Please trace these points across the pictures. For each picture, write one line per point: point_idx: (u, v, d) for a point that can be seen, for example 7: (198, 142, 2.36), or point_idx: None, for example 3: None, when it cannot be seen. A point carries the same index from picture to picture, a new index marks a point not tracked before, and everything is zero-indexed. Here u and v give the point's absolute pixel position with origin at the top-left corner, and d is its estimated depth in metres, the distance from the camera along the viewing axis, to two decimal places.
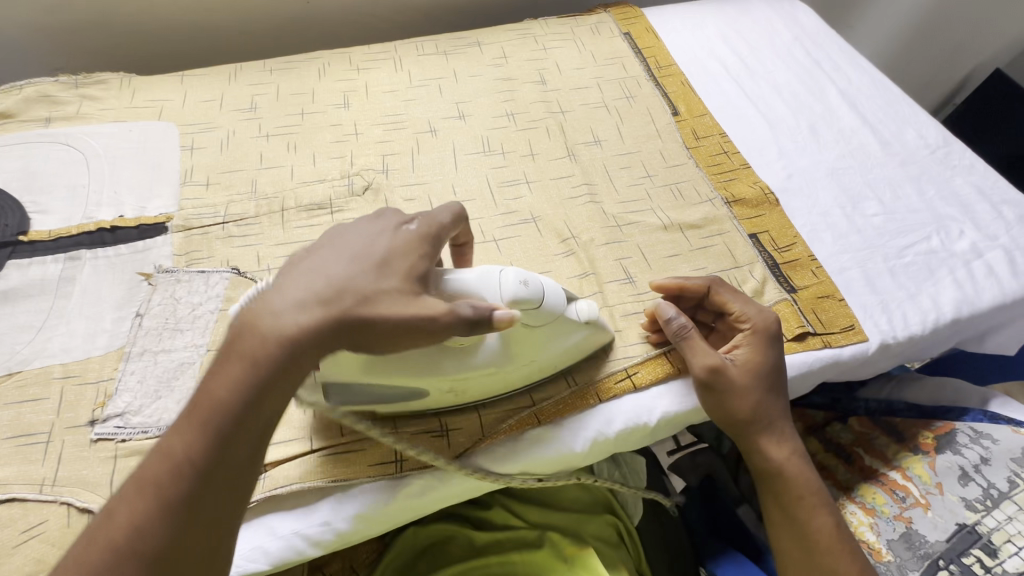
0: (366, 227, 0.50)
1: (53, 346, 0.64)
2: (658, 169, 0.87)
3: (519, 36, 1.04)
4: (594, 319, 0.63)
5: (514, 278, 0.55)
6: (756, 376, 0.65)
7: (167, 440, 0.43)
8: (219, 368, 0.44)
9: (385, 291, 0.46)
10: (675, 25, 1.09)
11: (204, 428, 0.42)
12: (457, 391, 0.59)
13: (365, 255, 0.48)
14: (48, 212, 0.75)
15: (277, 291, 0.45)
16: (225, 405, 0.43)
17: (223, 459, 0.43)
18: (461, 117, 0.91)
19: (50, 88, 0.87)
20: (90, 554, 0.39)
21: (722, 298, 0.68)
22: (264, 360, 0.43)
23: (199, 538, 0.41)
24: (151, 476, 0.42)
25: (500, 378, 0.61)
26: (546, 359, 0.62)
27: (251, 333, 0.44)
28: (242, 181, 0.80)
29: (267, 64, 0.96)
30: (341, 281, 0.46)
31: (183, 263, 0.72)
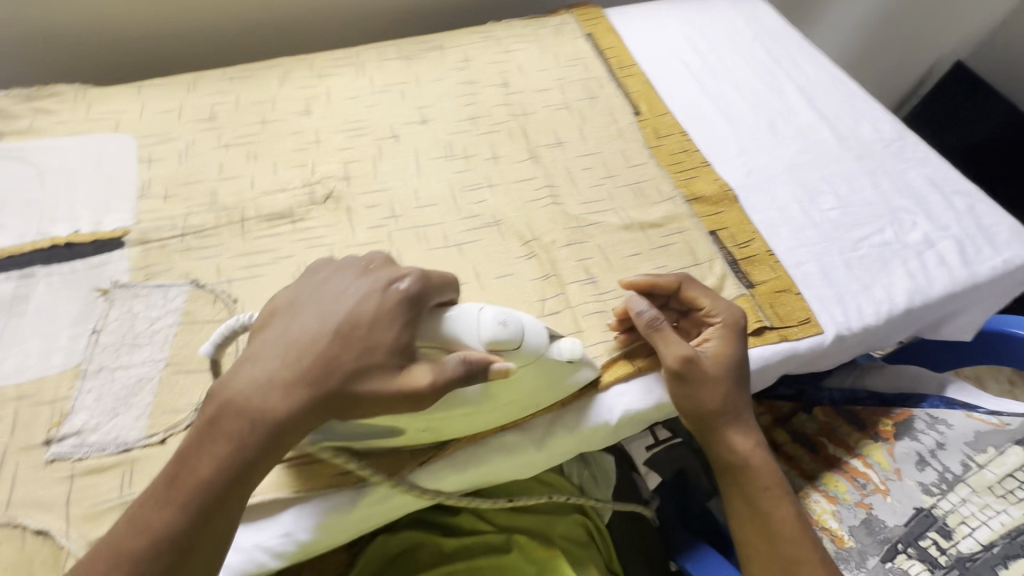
0: (352, 288, 0.51)
1: (6, 366, 0.63)
2: (620, 169, 0.88)
3: (482, 39, 1.04)
4: (578, 357, 0.60)
5: (492, 319, 0.53)
6: (725, 368, 0.65)
7: (147, 513, 0.44)
8: (203, 438, 0.46)
9: (367, 368, 0.48)
10: (637, 25, 1.10)
11: (187, 505, 0.44)
12: (432, 429, 0.58)
13: (348, 328, 0.49)
14: (1, 229, 0.74)
15: (261, 373, 0.47)
16: (210, 485, 0.45)
17: (200, 531, 0.45)
18: (424, 122, 0.91)
19: (1, 102, 0.86)
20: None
21: (693, 293, 0.69)
22: (249, 445, 0.46)
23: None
24: (129, 550, 0.43)
25: (474, 419, 0.59)
26: (528, 391, 0.60)
27: (237, 418, 0.46)
28: (201, 192, 0.80)
29: (226, 73, 0.95)
30: (324, 360, 0.47)
31: (141, 277, 0.71)
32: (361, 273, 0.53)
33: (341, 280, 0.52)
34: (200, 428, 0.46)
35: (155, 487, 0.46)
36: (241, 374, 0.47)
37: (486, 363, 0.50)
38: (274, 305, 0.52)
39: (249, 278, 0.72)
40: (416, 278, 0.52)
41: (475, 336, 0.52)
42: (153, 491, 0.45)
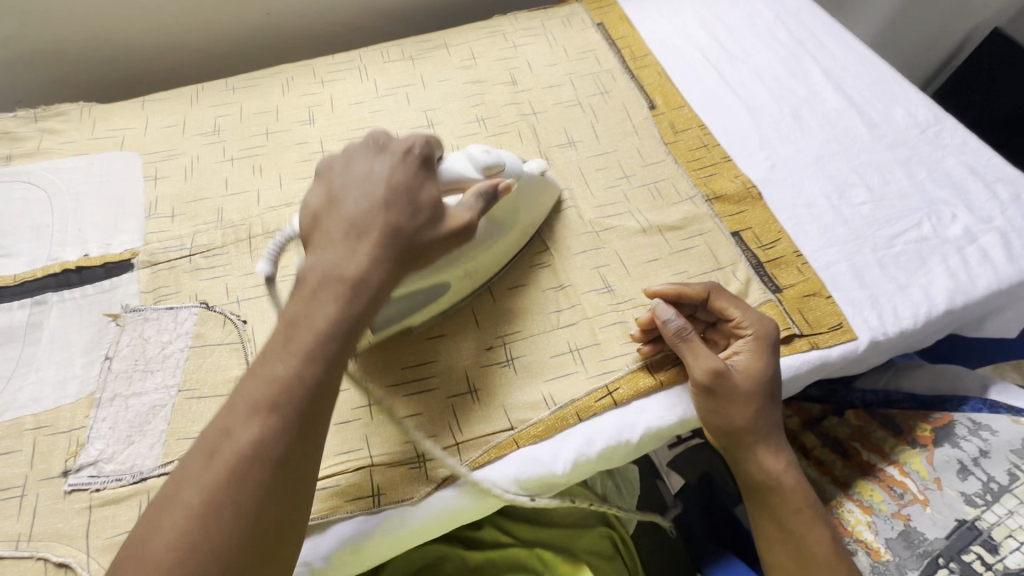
0: (383, 162, 0.55)
1: (23, 396, 0.64)
2: (636, 167, 0.84)
3: (488, 35, 1.00)
4: (545, 171, 0.75)
5: (478, 151, 0.65)
6: (756, 384, 0.62)
7: (269, 368, 0.45)
8: (300, 305, 0.48)
9: (425, 226, 0.54)
10: (650, 12, 1.05)
11: (310, 357, 0.46)
12: (470, 275, 0.69)
13: (399, 197, 0.53)
14: (13, 256, 0.74)
15: (339, 243, 0.50)
16: (327, 337, 0.47)
17: (327, 377, 0.47)
18: (430, 126, 0.88)
19: (9, 125, 0.86)
20: (218, 466, 0.42)
21: (722, 301, 0.65)
22: (355, 301, 0.48)
23: (311, 451, 0.45)
24: (261, 400, 0.44)
25: (496, 253, 0.70)
26: (525, 220, 0.73)
27: (336, 278, 0.48)
28: (207, 210, 0.78)
29: (229, 84, 0.93)
30: (389, 227, 0.51)
31: (150, 301, 0.70)
32: (378, 150, 0.56)
33: (368, 158, 0.56)
34: (299, 297, 0.48)
35: (270, 350, 0.46)
36: (324, 246, 0.50)
37: (494, 188, 0.61)
38: (312, 207, 0.54)
39: (258, 298, 0.71)
40: (424, 141, 0.58)
41: (472, 167, 0.63)
42: (267, 353, 0.46)
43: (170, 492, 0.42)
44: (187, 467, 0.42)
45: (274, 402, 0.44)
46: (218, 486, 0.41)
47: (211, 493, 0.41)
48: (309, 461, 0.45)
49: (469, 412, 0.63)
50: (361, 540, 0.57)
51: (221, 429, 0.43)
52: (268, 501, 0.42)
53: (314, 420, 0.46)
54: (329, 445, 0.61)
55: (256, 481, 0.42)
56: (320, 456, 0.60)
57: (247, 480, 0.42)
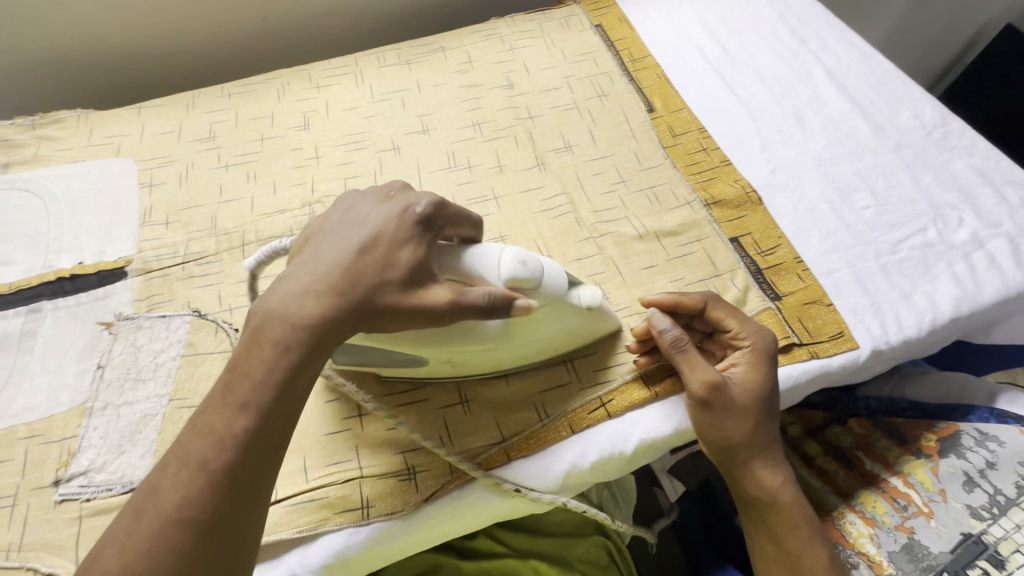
0: (374, 211, 0.52)
1: (17, 405, 0.64)
2: (633, 172, 0.83)
3: (485, 37, 0.99)
4: (598, 305, 0.61)
5: (512, 257, 0.53)
6: (754, 397, 0.61)
7: (206, 418, 0.42)
8: (246, 349, 0.45)
9: (389, 284, 0.48)
10: (650, 13, 1.03)
11: (246, 407, 0.43)
12: (454, 362, 0.61)
13: (370, 248, 0.49)
14: (9, 264, 0.74)
15: (294, 284, 0.47)
16: (268, 385, 0.43)
17: (265, 430, 0.43)
18: (426, 131, 0.87)
19: (8, 132, 0.86)
20: (140, 527, 0.39)
21: (719, 313, 0.64)
22: (296, 347, 0.44)
23: (241, 518, 0.41)
24: (195, 453, 0.41)
25: (495, 355, 0.61)
26: (546, 336, 0.62)
27: (281, 322, 0.45)
28: (201, 217, 0.78)
29: (225, 89, 0.93)
30: (348, 274, 0.47)
31: (144, 309, 0.70)
32: (383, 199, 0.53)
33: (364, 206, 0.53)
34: (244, 342, 0.45)
35: (210, 399, 0.44)
36: (279, 287, 0.47)
37: (510, 301, 0.52)
38: (308, 233, 0.53)
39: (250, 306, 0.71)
40: (430, 200, 0.52)
41: (495, 275, 0.53)
42: (206, 403, 0.43)
43: (92, 557, 0.38)
44: (114, 523, 0.40)
45: (208, 459, 0.41)
46: (137, 551, 0.38)
47: (132, 559, 0.37)
48: (241, 528, 0.41)
49: (461, 423, 0.62)
50: (351, 550, 0.56)
51: (153, 485, 0.41)
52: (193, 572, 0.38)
53: (249, 477, 0.42)
54: (319, 455, 0.60)
55: (175, 549, 0.38)
56: (310, 466, 0.60)
57: (165, 544, 0.38)
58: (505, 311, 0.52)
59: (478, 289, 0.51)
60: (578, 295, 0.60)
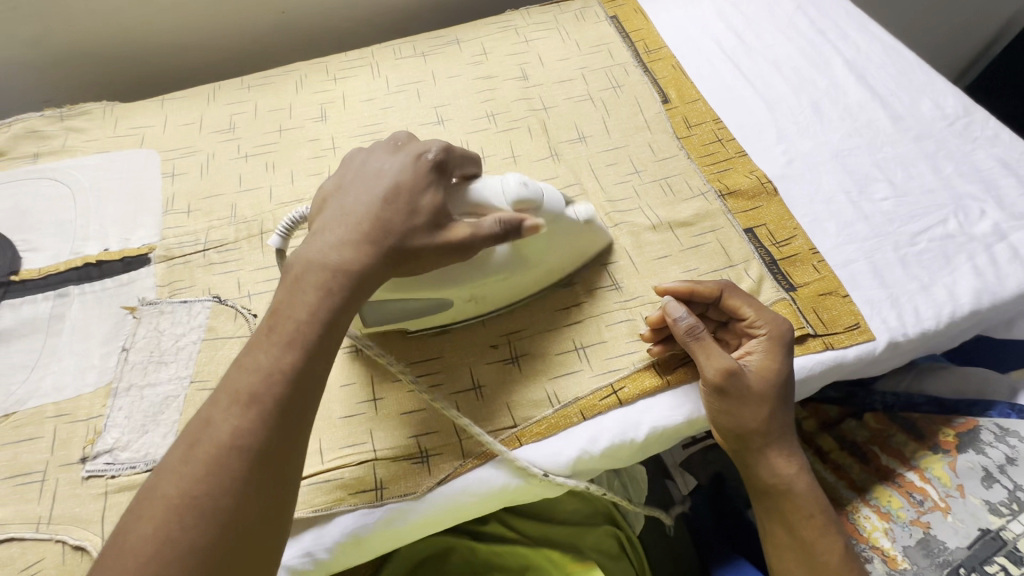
0: (388, 162, 0.56)
1: (46, 385, 0.66)
2: (647, 163, 0.83)
3: (500, 30, 1.00)
4: (594, 220, 0.69)
5: (514, 181, 0.61)
6: (769, 385, 0.61)
7: (252, 356, 0.45)
8: (290, 296, 0.48)
9: (417, 230, 0.53)
10: (665, 4, 1.03)
11: (292, 344, 0.46)
12: (476, 298, 0.66)
13: (397, 194, 0.54)
14: (38, 250, 0.77)
15: (332, 234, 0.51)
16: (310, 325, 0.47)
17: (311, 366, 0.46)
18: (440, 122, 0.88)
19: (37, 123, 0.89)
20: (196, 455, 0.41)
21: (737, 302, 0.64)
22: (340, 289, 0.49)
23: (288, 448, 0.44)
24: (242, 390, 0.44)
25: (506, 288, 0.67)
26: (551, 263, 0.68)
27: (322, 268, 0.49)
28: (221, 206, 0.80)
29: (245, 82, 0.95)
30: (380, 223, 0.52)
31: (166, 294, 0.72)
32: (392, 151, 0.58)
33: (376, 159, 0.57)
34: (286, 286, 0.49)
35: (255, 341, 0.47)
36: (316, 237, 0.51)
37: (520, 222, 0.58)
38: (324, 195, 0.56)
39: (269, 293, 0.72)
40: (440, 147, 0.58)
41: (503, 198, 0.60)
42: (252, 344, 0.46)
43: (148, 485, 0.41)
44: (169, 454, 0.42)
45: (256, 392, 0.44)
46: (195, 478, 0.40)
47: (188, 485, 0.40)
48: (288, 456, 0.44)
49: (473, 408, 0.63)
50: (367, 528, 0.58)
51: (203, 420, 0.43)
52: (249, 503, 0.41)
53: (296, 414, 0.45)
54: (335, 438, 0.61)
55: (231, 475, 0.41)
56: (325, 449, 0.61)
57: (220, 474, 0.41)
58: (517, 235, 0.58)
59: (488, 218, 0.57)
60: (575, 211, 0.68)
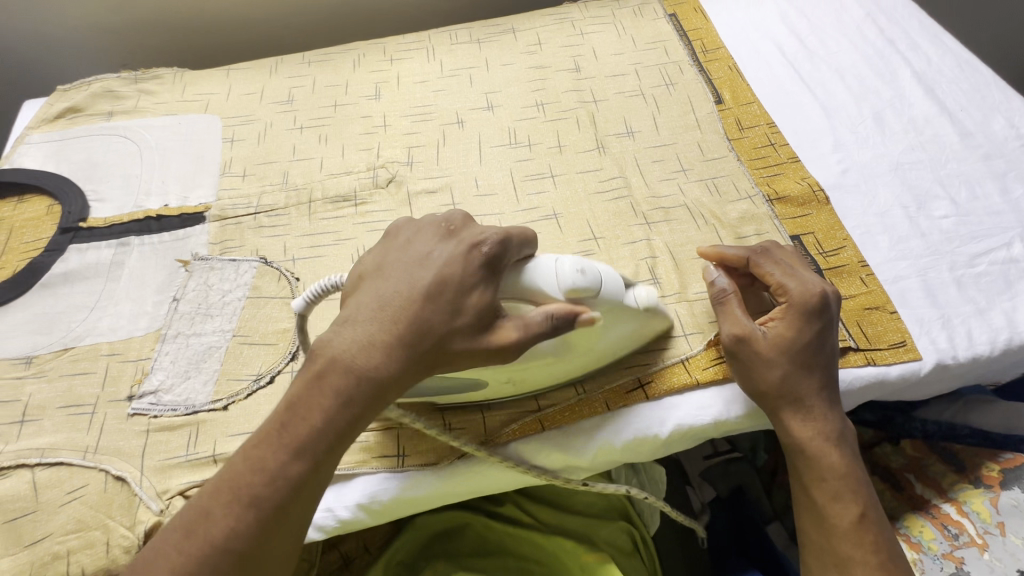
0: (438, 249, 0.53)
1: (102, 326, 0.70)
2: (694, 162, 0.81)
3: (556, 21, 1.00)
4: (653, 305, 0.61)
5: (570, 267, 0.54)
6: (790, 352, 0.59)
7: (261, 453, 0.48)
8: (313, 395, 0.49)
9: (462, 329, 0.50)
10: (727, 4, 1.01)
11: (302, 450, 0.48)
12: (515, 380, 0.59)
13: (436, 292, 0.51)
14: (106, 201, 0.82)
15: (362, 328, 0.50)
16: (326, 433, 0.48)
17: (318, 471, 0.48)
18: (490, 107, 0.89)
19: (114, 85, 0.95)
20: (189, 549, 0.45)
21: (761, 265, 0.63)
22: (358, 399, 0.49)
23: (278, 548, 0.47)
24: (244, 492, 0.46)
25: (555, 368, 0.60)
26: (604, 346, 0.61)
27: (347, 369, 0.49)
28: (274, 173, 0.83)
29: (306, 57, 0.98)
30: (423, 323, 0.50)
31: (217, 252, 0.76)
32: (444, 235, 0.55)
33: (426, 242, 0.54)
34: (305, 383, 0.49)
35: (266, 434, 0.49)
36: (349, 326, 0.51)
37: (572, 315, 0.52)
38: (362, 270, 0.55)
39: (312, 258, 0.75)
40: (496, 237, 0.53)
41: (555, 286, 0.54)
42: (263, 435, 0.49)
43: (148, 562, 0.45)
44: (167, 541, 0.46)
45: (255, 494, 0.46)
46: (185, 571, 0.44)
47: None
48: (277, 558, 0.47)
49: None
50: (377, 496, 0.59)
51: (202, 512, 0.46)
52: None
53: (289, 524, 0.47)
54: None
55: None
56: None
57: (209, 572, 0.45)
58: (568, 327, 0.52)
59: (537, 311, 0.52)
60: (635, 298, 0.60)
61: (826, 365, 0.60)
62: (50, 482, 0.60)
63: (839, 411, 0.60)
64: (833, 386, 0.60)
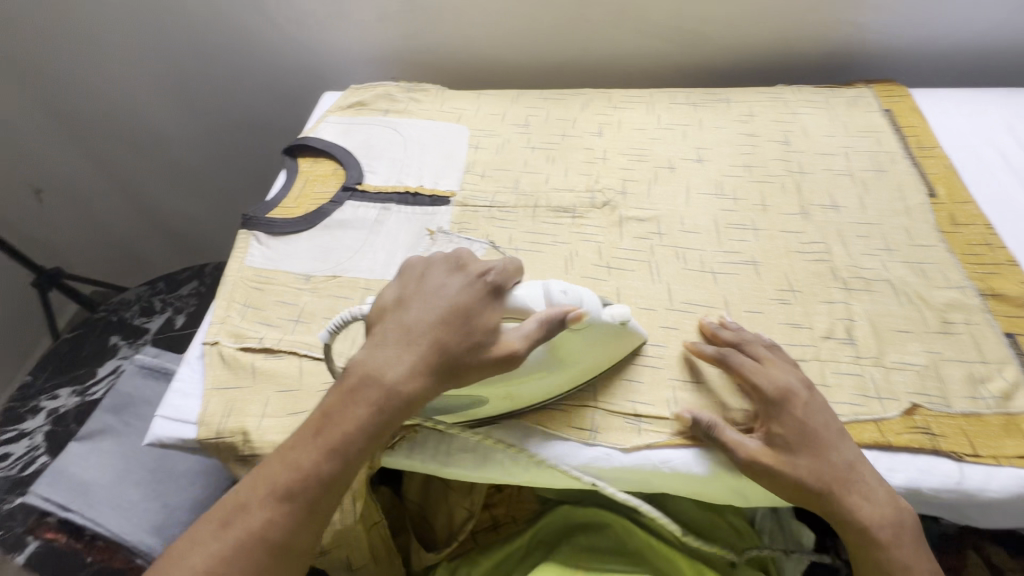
0: (449, 282, 0.64)
1: (363, 265, 0.88)
2: (901, 244, 0.84)
3: (770, 99, 1.09)
4: (628, 322, 0.68)
5: (556, 288, 0.66)
6: (802, 447, 0.62)
7: (300, 455, 0.57)
8: (348, 409, 0.58)
9: (474, 350, 0.60)
10: (946, 110, 1.04)
11: (332, 453, 0.57)
12: (511, 396, 0.67)
13: (453, 318, 0.61)
14: (376, 174, 1.02)
15: (390, 349, 0.59)
16: (354, 438, 0.57)
17: (344, 471, 0.58)
18: (700, 161, 0.99)
19: (392, 91, 1.19)
20: (231, 535, 0.55)
21: (732, 366, 0.69)
22: (387, 405, 0.58)
23: (309, 533, 0.57)
24: (282, 485, 0.56)
25: (546, 386, 0.67)
26: (582, 362, 0.68)
27: (374, 383, 0.58)
28: (507, 179, 0.99)
29: (543, 94, 1.16)
30: (442, 345, 0.59)
31: (456, 230, 0.91)
32: (454, 270, 0.66)
33: (438, 277, 0.65)
34: (341, 394, 0.59)
35: (304, 438, 0.58)
36: (377, 348, 0.60)
37: (564, 315, 0.62)
38: (383, 303, 0.64)
39: (532, 251, 0.87)
40: (498, 270, 0.65)
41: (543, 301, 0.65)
42: (303, 439, 0.58)
43: (189, 549, 0.55)
44: (204, 530, 0.56)
45: (291, 491, 0.56)
46: (230, 552, 0.54)
47: (220, 559, 0.54)
48: (306, 547, 0.58)
49: (689, 398, 0.70)
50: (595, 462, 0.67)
51: (243, 503, 0.56)
52: None
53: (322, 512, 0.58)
54: None
55: (259, 557, 0.55)
56: None
57: (249, 554, 0.55)
58: (563, 325, 0.62)
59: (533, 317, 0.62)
60: (611, 313, 0.67)
61: (839, 442, 0.63)
62: (313, 371, 0.75)
63: (891, 495, 0.61)
64: (857, 463, 0.62)
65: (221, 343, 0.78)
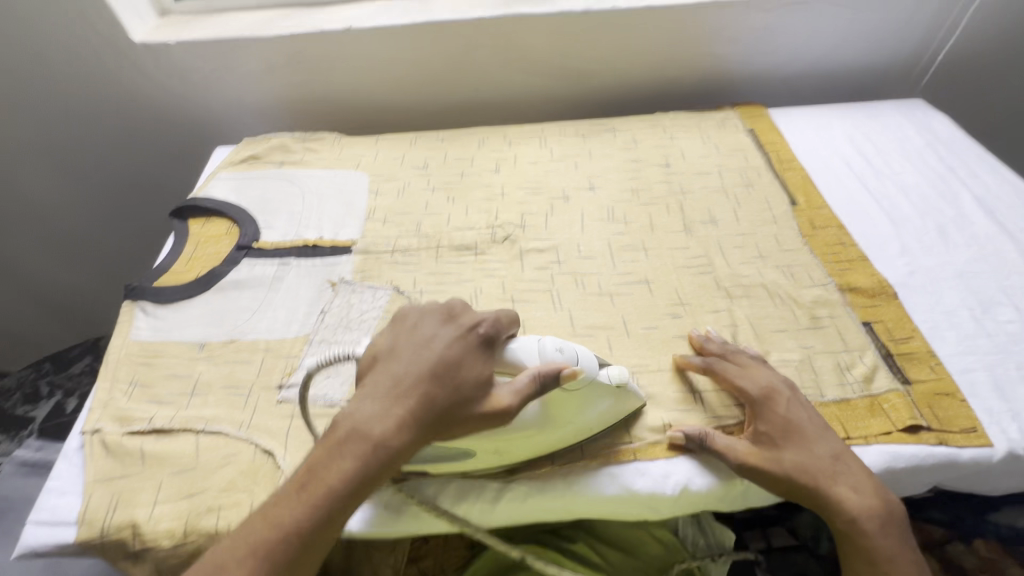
0: (439, 333, 0.62)
1: (262, 326, 0.85)
2: (771, 251, 0.93)
3: (650, 126, 1.18)
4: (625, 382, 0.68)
5: (551, 345, 0.65)
6: (790, 441, 0.67)
7: (283, 511, 0.55)
8: (331, 463, 0.57)
9: (461, 403, 0.58)
10: (799, 126, 1.17)
11: (315, 509, 0.55)
12: (499, 451, 0.66)
13: (439, 370, 0.59)
14: (273, 229, 1.00)
15: (377, 401, 0.59)
16: (338, 494, 0.55)
17: (326, 529, 0.56)
18: (592, 189, 1.05)
19: (287, 142, 1.17)
20: None
21: (720, 373, 0.74)
22: (371, 459, 0.56)
23: None
24: (260, 545, 0.54)
25: (537, 443, 0.67)
26: (580, 421, 0.67)
27: (360, 436, 0.57)
28: (409, 222, 1.00)
29: (439, 135, 1.18)
30: (427, 397, 0.58)
31: (359, 278, 0.91)
32: (445, 320, 0.64)
33: (429, 326, 0.63)
34: (327, 448, 0.58)
35: (287, 494, 0.56)
36: (365, 398, 0.59)
37: (556, 372, 0.59)
38: (374, 352, 0.63)
39: (437, 293, 0.88)
40: (491, 322, 0.64)
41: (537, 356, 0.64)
42: (285, 496, 0.56)
43: None
44: None
45: (270, 551, 0.54)
46: None
47: None
48: None
49: None
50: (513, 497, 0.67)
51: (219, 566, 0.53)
52: None
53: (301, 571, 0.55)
54: None
55: None
56: None
57: None
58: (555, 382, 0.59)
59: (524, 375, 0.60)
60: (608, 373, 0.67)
61: (824, 432, 0.68)
62: (210, 447, 0.71)
63: (877, 486, 0.65)
64: (842, 453, 0.67)
65: (104, 429, 0.72)
